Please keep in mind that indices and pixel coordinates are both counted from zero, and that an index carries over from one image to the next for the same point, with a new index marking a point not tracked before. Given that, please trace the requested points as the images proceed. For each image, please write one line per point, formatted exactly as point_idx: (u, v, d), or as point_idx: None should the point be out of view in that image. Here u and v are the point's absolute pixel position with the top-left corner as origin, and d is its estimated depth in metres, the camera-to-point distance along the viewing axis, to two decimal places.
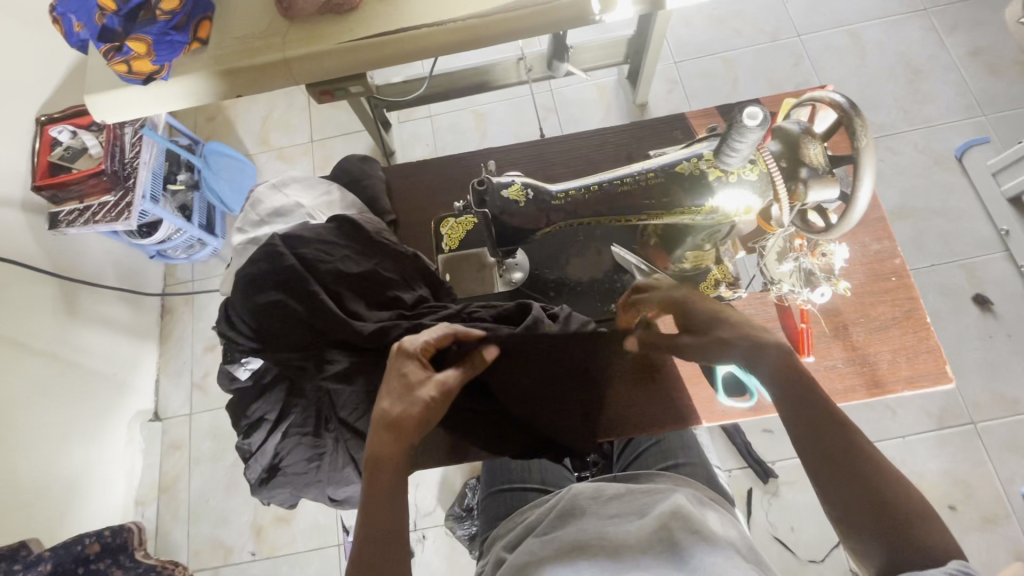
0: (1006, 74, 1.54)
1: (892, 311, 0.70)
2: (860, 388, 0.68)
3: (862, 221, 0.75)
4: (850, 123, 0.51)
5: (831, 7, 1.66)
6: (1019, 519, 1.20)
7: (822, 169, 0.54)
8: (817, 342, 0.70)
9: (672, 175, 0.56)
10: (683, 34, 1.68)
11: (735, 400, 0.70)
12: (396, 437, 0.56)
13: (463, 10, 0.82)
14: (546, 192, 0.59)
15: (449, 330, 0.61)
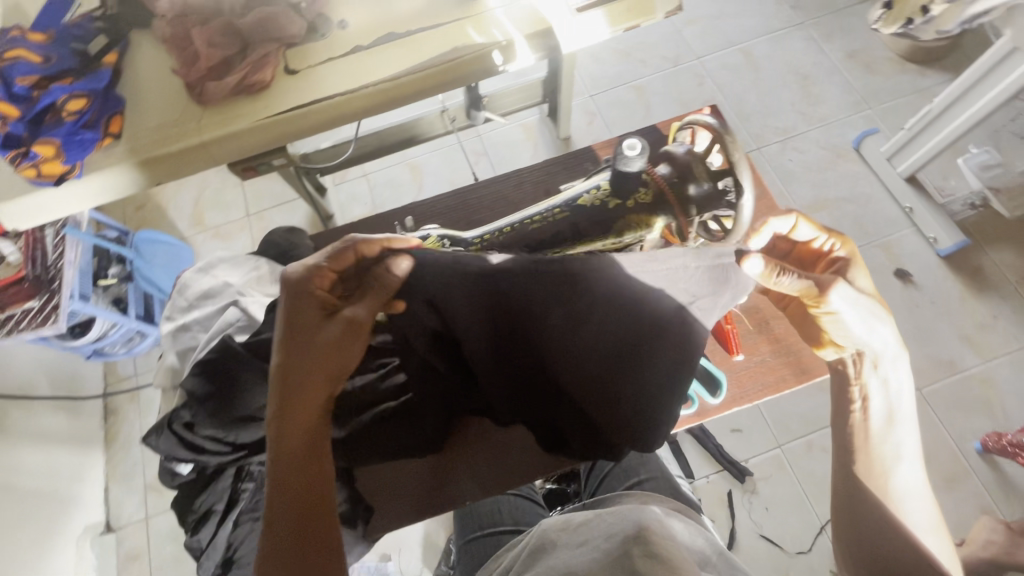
0: (882, 70, 1.71)
1: None
2: (788, 377, 0.74)
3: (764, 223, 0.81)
4: (724, 140, 0.56)
5: (722, 31, 1.82)
6: (978, 475, 1.27)
7: (707, 184, 0.58)
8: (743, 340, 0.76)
9: (577, 208, 0.61)
10: (594, 70, 1.80)
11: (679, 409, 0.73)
12: (298, 390, 0.57)
13: (374, 77, 0.86)
14: (462, 240, 0.63)
15: (347, 249, 0.57)
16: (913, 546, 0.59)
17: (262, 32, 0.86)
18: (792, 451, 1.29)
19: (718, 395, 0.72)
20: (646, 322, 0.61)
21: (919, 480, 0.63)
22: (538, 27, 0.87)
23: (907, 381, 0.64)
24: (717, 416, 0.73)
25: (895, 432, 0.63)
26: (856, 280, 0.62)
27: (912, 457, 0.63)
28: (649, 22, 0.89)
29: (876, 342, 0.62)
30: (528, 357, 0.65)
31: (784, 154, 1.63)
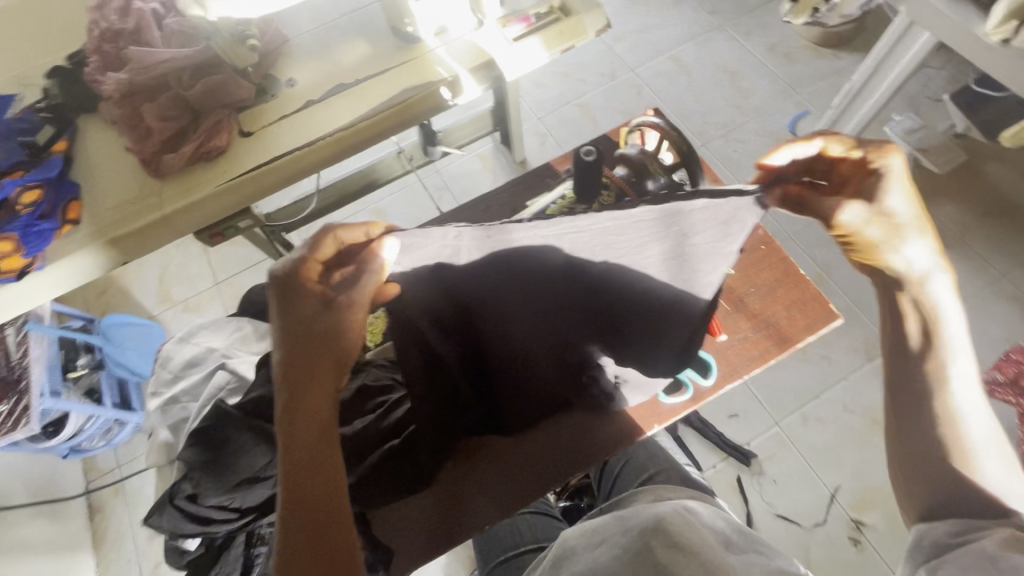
0: (801, 58, 1.84)
1: (773, 275, 0.80)
2: (772, 349, 0.76)
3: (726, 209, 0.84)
4: (677, 138, 0.62)
5: (651, 43, 1.92)
6: None
7: (663, 179, 0.62)
8: (721, 322, 0.78)
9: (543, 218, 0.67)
10: (538, 94, 1.87)
11: (675, 396, 0.76)
12: (302, 385, 0.59)
13: (331, 125, 0.88)
14: None
15: (328, 235, 0.55)
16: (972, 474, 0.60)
17: (212, 100, 0.86)
18: (790, 426, 1.32)
19: (710, 376, 0.76)
20: (648, 308, 0.63)
21: (982, 400, 0.62)
22: (480, 60, 0.92)
23: (952, 299, 0.63)
24: (712, 397, 0.76)
25: (947, 352, 0.62)
26: (886, 194, 0.59)
27: (968, 374, 0.62)
28: (583, 43, 0.93)
29: (907, 259, 0.62)
30: (548, 340, 0.66)
31: (728, 147, 1.72)
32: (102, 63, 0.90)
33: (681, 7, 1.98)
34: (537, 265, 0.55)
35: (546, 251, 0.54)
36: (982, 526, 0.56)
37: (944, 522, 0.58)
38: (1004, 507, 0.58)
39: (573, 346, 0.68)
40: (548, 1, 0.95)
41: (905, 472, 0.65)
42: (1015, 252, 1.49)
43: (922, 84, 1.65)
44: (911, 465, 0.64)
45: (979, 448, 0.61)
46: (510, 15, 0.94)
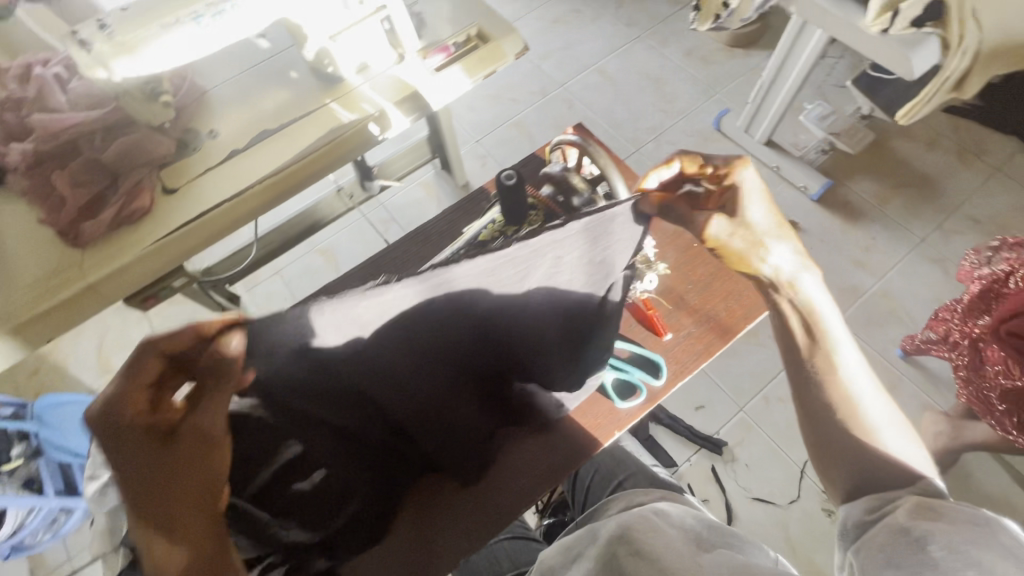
0: (716, 60, 1.95)
1: (708, 269, 0.83)
2: (715, 340, 0.79)
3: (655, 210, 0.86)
4: (588, 150, 0.64)
5: (576, 58, 2.00)
6: (909, 378, 1.40)
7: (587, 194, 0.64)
8: (665, 322, 0.81)
9: (477, 245, 0.69)
10: (473, 118, 1.90)
11: (632, 400, 0.77)
12: (177, 514, 0.49)
13: (258, 172, 0.86)
14: None
15: (146, 346, 0.49)
16: (879, 454, 0.63)
17: (129, 161, 0.83)
18: (754, 410, 1.36)
19: (660, 376, 0.78)
20: (544, 325, 0.63)
21: (870, 381, 0.67)
22: (405, 92, 0.93)
23: (822, 291, 0.66)
24: (665, 397, 0.77)
25: (832, 343, 0.66)
26: (743, 210, 0.60)
27: (853, 358, 0.66)
28: (503, 66, 0.96)
29: (773, 264, 0.64)
30: (452, 381, 0.62)
31: (661, 149, 1.79)
32: (4, 135, 0.86)
33: (599, 22, 2.07)
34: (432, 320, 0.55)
35: (431, 304, 0.53)
36: (894, 498, 0.58)
37: (861, 500, 0.59)
38: (914, 475, 0.60)
39: (477, 380, 0.65)
40: (466, 30, 0.97)
41: (827, 460, 0.66)
42: (930, 217, 1.61)
43: (826, 73, 1.78)
44: (825, 452, 0.66)
45: (878, 427, 0.65)
46: (430, 46, 0.96)
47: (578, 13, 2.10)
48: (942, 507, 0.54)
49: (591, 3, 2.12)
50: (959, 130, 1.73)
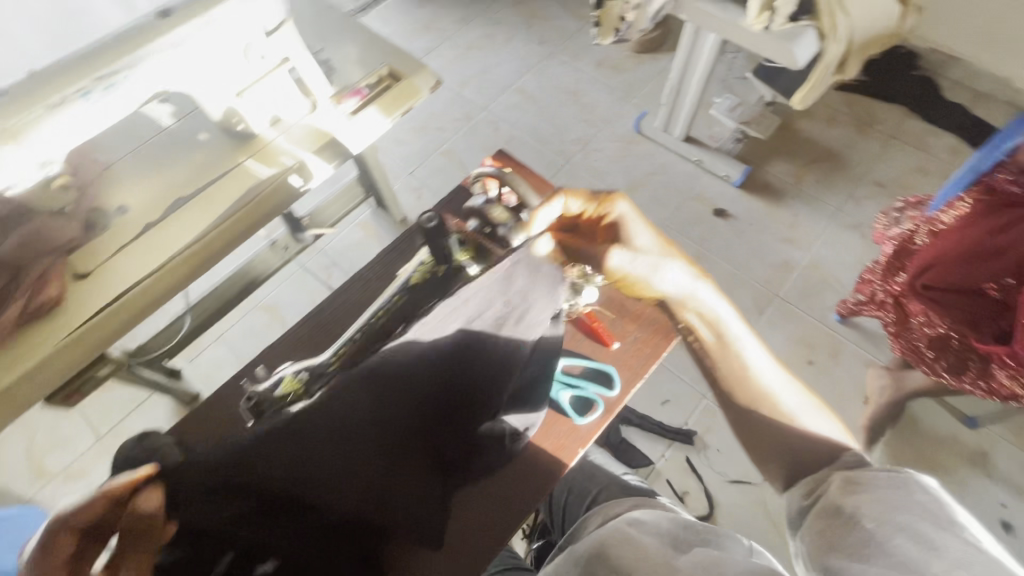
0: (627, 67, 2.04)
1: None
2: (661, 342, 0.81)
3: None
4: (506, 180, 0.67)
5: (494, 81, 2.04)
6: (849, 340, 1.49)
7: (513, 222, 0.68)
8: (612, 332, 0.82)
9: (411, 289, 0.67)
10: (402, 152, 1.90)
11: (590, 414, 0.78)
12: None
13: (178, 244, 0.82)
14: (317, 364, 0.62)
15: (54, 528, 0.52)
16: (807, 437, 0.66)
17: (30, 251, 0.77)
18: None
19: (614, 387, 0.79)
20: (472, 362, 0.65)
21: (779, 371, 0.72)
22: (323, 140, 0.92)
23: (719, 300, 0.71)
24: (622, 406, 0.78)
25: (738, 346, 0.72)
26: (633, 237, 0.67)
27: (758, 352, 0.72)
28: (418, 102, 0.96)
29: (668, 285, 0.68)
30: (383, 440, 0.61)
31: (589, 158, 1.85)
32: None
33: (512, 44, 2.13)
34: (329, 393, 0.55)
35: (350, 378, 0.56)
36: (823, 476, 0.61)
37: (798, 486, 0.62)
38: (836, 448, 0.64)
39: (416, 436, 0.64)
40: (376, 72, 0.97)
41: (761, 451, 0.70)
42: (842, 188, 1.73)
43: (727, 68, 1.90)
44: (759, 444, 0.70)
45: (796, 411, 0.69)
46: (342, 91, 0.95)
47: (490, 38, 2.15)
48: (861, 478, 0.56)
49: (501, 26, 2.18)
50: (852, 105, 1.88)
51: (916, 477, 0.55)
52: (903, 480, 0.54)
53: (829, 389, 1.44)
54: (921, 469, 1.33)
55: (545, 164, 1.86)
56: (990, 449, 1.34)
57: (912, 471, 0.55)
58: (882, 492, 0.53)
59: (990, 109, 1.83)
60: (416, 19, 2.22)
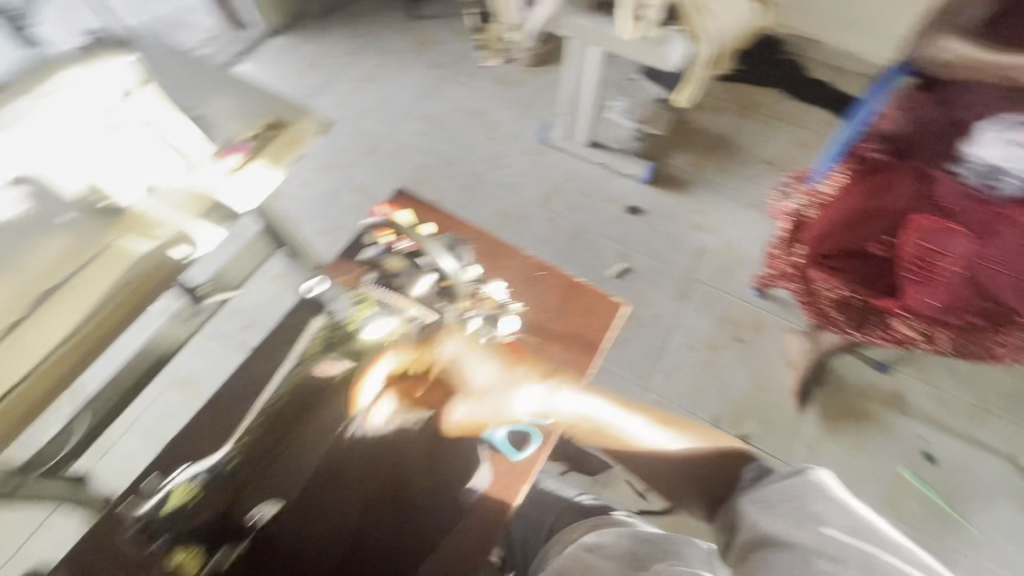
0: (524, 81, 2.08)
1: (558, 290, 0.80)
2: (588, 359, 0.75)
3: (488, 251, 0.83)
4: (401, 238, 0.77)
5: (395, 110, 2.01)
6: (768, 312, 1.59)
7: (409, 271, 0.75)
8: (537, 357, 0.75)
9: (308, 356, 0.72)
10: (309, 195, 1.82)
11: (527, 446, 0.69)
12: None
13: (43, 347, 0.71)
14: (213, 467, 0.64)
15: None
16: (717, 466, 0.80)
17: None
18: (660, 388, 1.48)
19: (548, 412, 0.70)
20: (381, 435, 0.67)
21: (673, 429, 0.80)
22: (205, 202, 0.85)
23: (579, 399, 0.73)
24: (559, 430, 0.70)
25: (634, 425, 0.78)
26: (470, 379, 0.71)
27: (654, 434, 0.79)
28: (306, 148, 0.90)
29: (520, 413, 0.69)
30: (298, 518, 0.63)
31: (502, 174, 1.87)
32: None
33: (406, 71, 2.11)
34: (253, 513, 0.63)
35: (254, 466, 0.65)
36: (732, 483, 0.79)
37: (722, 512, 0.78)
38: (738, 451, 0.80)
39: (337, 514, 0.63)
40: (257, 124, 0.90)
41: (688, 487, 0.82)
42: (738, 171, 1.85)
43: (617, 72, 1.99)
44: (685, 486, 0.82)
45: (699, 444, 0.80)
46: (222, 147, 0.88)
47: (384, 68, 2.12)
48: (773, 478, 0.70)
49: (393, 55, 2.16)
50: (734, 92, 2.02)
51: (819, 476, 0.65)
52: (808, 480, 0.65)
53: (759, 360, 1.52)
54: (849, 419, 1.44)
55: (459, 187, 1.85)
56: (903, 389, 1.47)
57: (817, 471, 0.66)
58: (782, 489, 0.66)
59: (850, 81, 2.03)
60: (304, 57, 2.15)
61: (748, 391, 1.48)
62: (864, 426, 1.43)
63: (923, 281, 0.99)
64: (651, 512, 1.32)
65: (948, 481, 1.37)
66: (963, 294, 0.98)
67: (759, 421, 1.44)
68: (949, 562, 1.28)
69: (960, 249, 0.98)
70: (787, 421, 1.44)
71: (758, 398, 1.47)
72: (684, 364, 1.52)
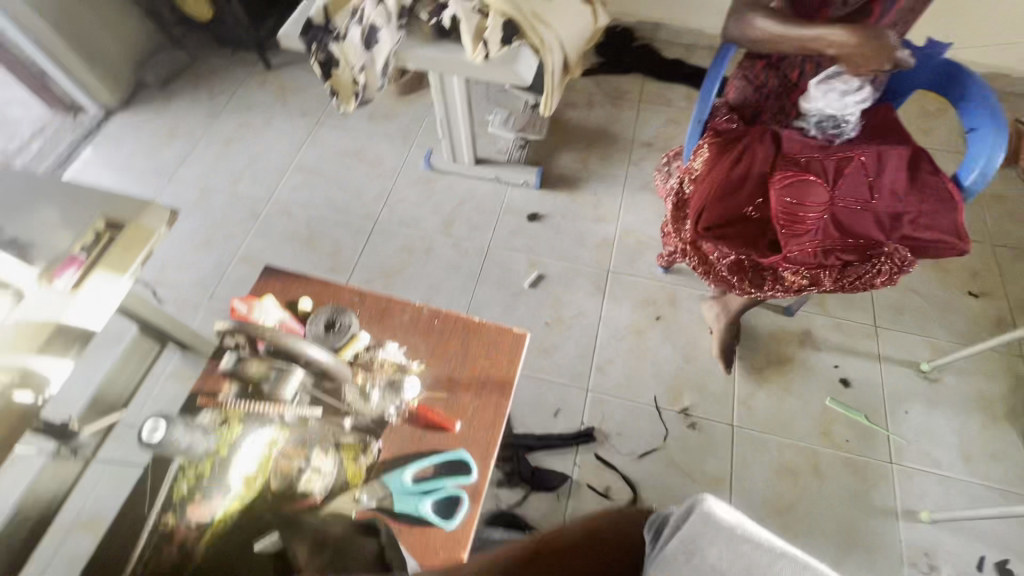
0: (398, 111, 2.04)
1: (459, 335, 0.79)
2: (500, 400, 0.74)
3: (380, 313, 0.81)
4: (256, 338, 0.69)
5: (269, 167, 1.90)
6: (679, 285, 1.66)
7: (274, 375, 0.73)
8: (449, 412, 0.73)
9: (171, 502, 0.67)
10: (193, 278, 1.67)
11: (459, 512, 0.67)
12: None
13: None
14: None
15: None
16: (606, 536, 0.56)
17: None
18: (597, 385, 1.50)
19: (471, 471, 0.69)
20: None
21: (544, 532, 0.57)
22: (47, 331, 0.73)
23: None
24: (488, 484, 0.69)
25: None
26: None
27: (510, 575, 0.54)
28: (158, 241, 0.79)
29: None
30: None
31: (397, 210, 1.81)
32: None
33: (273, 124, 2.01)
34: None
35: None
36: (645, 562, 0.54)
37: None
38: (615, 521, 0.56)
39: None
40: (90, 227, 0.78)
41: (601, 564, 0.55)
42: (622, 158, 1.92)
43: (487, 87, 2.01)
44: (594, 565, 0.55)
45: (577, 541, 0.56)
46: (53, 264, 0.76)
47: (248, 125, 2.00)
48: (670, 514, 0.51)
49: (255, 111, 2.04)
50: (601, 84, 2.11)
51: (712, 511, 0.47)
52: (698, 515, 0.48)
53: (681, 333, 1.58)
54: (772, 366, 1.53)
55: (355, 232, 1.77)
56: (810, 327, 1.59)
57: (704, 503, 0.48)
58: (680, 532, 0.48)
59: (700, 56, 2.19)
60: (155, 131, 1.98)
61: (679, 365, 1.53)
62: (786, 369, 1.53)
63: (796, 233, 1.07)
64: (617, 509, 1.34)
65: (866, 399, 1.49)
66: (833, 236, 1.07)
67: (695, 390, 1.49)
68: (884, 473, 1.39)
69: (818, 197, 1.07)
70: (720, 383, 1.50)
71: (690, 369, 1.53)
72: (615, 355, 1.55)
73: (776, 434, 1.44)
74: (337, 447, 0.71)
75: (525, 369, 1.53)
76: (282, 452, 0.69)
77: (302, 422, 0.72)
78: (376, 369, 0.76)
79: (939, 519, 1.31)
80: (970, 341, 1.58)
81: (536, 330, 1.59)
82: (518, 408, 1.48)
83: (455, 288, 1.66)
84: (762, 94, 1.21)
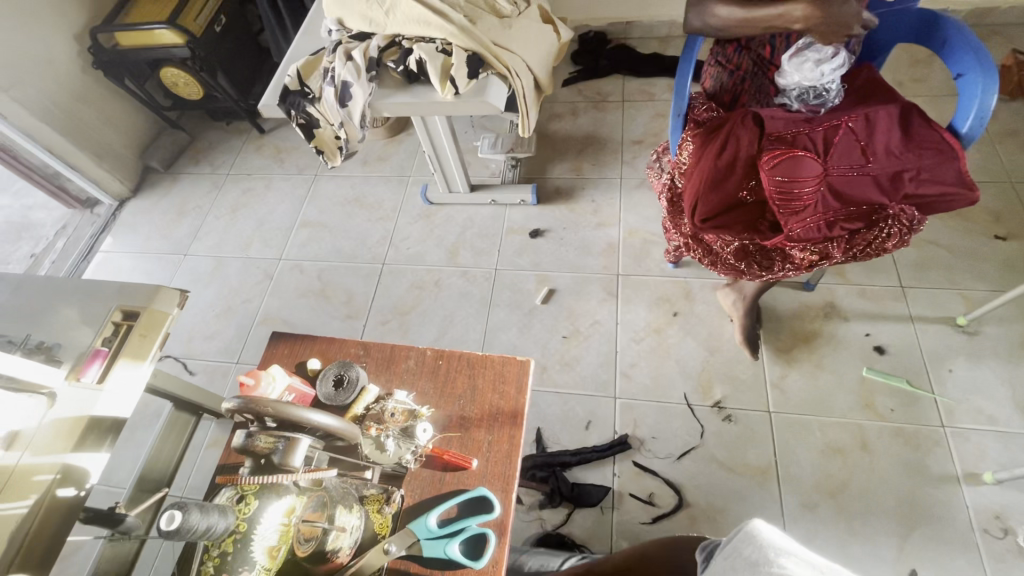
0: (390, 153, 2.09)
1: (466, 373, 0.81)
2: (513, 432, 0.76)
3: (389, 361, 0.83)
4: (257, 408, 0.62)
5: (276, 228, 1.97)
6: (691, 277, 1.64)
7: (278, 445, 0.62)
8: (465, 450, 0.75)
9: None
10: (219, 346, 1.73)
11: (489, 548, 0.67)
12: None
13: None
14: None
15: None
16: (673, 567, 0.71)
17: None
18: (624, 391, 1.49)
19: (495, 507, 0.70)
20: None
21: None
22: (81, 426, 0.74)
23: None
24: (514, 517, 0.70)
25: None
26: None
27: None
28: (173, 323, 0.83)
29: None
30: None
31: (402, 248, 1.85)
32: None
33: (274, 185, 2.08)
34: None
35: None
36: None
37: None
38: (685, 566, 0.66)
39: None
40: (108, 320, 0.82)
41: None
42: (614, 160, 1.92)
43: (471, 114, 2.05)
44: None
45: None
46: (78, 361, 0.79)
47: (251, 190, 2.08)
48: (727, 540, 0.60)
49: (255, 176, 2.12)
50: (583, 91, 2.12)
51: (760, 531, 0.54)
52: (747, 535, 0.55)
53: (700, 325, 1.56)
54: (801, 345, 1.49)
55: (365, 277, 1.81)
56: (833, 298, 1.55)
57: (752, 524, 0.55)
58: (727, 546, 0.57)
59: (677, 46, 2.18)
60: (165, 212, 2.07)
61: (704, 358, 1.51)
62: (815, 346, 1.49)
63: (794, 211, 1.05)
64: (663, 515, 1.31)
65: (904, 364, 1.43)
66: (835, 207, 1.04)
67: (725, 382, 1.46)
68: (937, 439, 1.33)
69: (813, 170, 1.03)
70: (749, 371, 1.47)
71: (716, 361, 1.50)
72: (638, 358, 1.53)
73: (817, 414, 1.39)
74: (363, 501, 0.70)
75: (550, 385, 1.53)
76: (303, 519, 0.61)
77: (319, 485, 0.65)
78: (388, 419, 0.76)
79: (1004, 480, 1.23)
80: (1006, 287, 1.51)
81: (556, 346, 1.59)
82: (548, 426, 1.47)
83: (469, 315, 1.68)
84: (736, 77, 1.21)
